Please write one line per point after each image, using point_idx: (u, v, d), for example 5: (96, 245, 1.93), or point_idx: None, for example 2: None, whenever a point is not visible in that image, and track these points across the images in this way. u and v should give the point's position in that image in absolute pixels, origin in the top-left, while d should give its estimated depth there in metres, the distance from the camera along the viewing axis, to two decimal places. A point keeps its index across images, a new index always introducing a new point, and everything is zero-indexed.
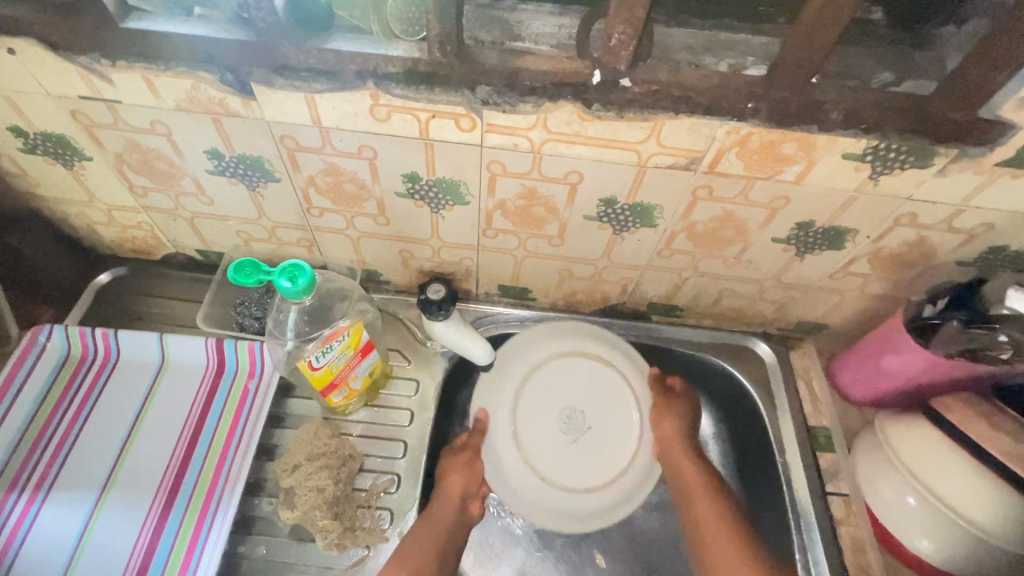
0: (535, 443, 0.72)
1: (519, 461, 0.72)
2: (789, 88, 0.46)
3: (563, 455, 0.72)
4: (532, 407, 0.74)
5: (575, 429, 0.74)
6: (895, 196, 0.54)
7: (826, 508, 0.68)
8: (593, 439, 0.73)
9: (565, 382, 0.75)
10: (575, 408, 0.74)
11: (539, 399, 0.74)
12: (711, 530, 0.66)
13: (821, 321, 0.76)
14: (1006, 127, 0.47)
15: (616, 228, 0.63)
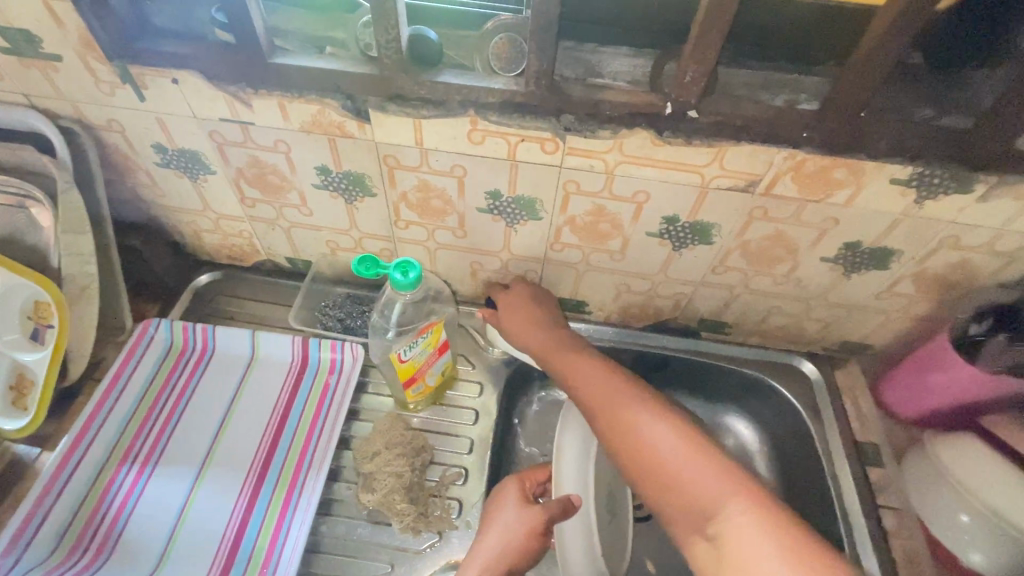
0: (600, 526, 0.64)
1: (588, 545, 0.62)
2: (841, 120, 0.53)
3: (610, 539, 0.66)
4: (597, 483, 0.66)
5: (614, 508, 0.69)
6: (938, 219, 0.59)
7: (877, 519, 0.70)
8: (623, 522, 0.69)
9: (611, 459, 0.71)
10: (616, 492, 0.70)
11: (602, 474, 0.67)
12: (603, 402, 0.63)
13: (865, 342, 0.79)
14: None
15: (675, 244, 0.69)
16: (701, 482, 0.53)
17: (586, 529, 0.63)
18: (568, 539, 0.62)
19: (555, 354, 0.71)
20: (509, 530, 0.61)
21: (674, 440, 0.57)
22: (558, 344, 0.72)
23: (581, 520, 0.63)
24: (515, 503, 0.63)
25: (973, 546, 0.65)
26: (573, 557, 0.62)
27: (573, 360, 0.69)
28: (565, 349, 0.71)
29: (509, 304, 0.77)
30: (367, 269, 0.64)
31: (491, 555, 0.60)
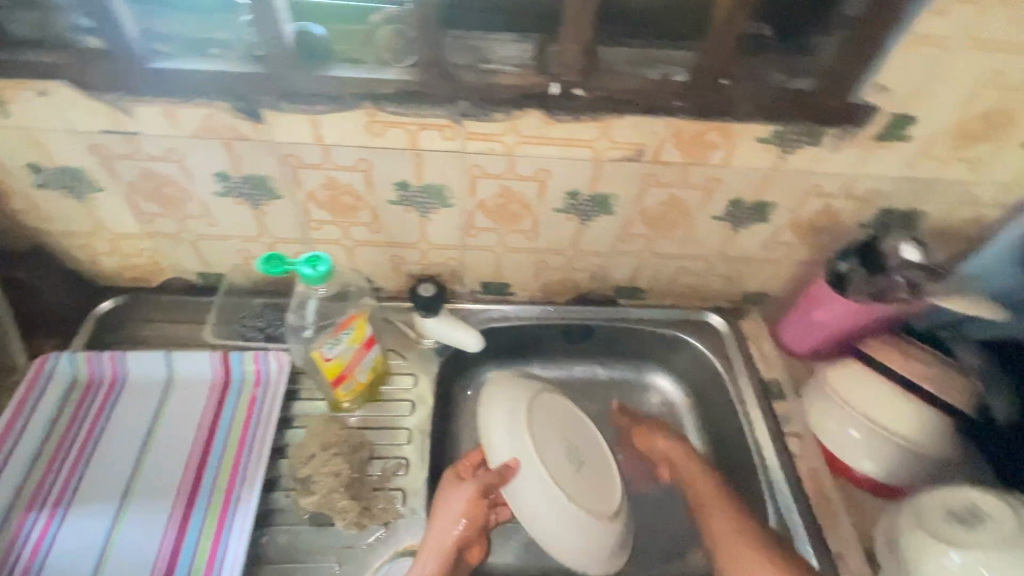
0: (558, 477, 0.65)
1: (552, 499, 0.64)
2: (706, 88, 0.59)
3: (583, 490, 0.67)
4: (540, 439, 0.68)
5: (577, 459, 0.70)
6: (801, 171, 0.67)
7: (785, 446, 0.78)
8: (596, 469, 0.71)
9: (554, 412, 0.72)
10: (573, 443, 0.71)
11: (544, 429, 0.69)
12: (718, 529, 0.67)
13: (761, 291, 0.88)
14: (873, 109, 0.60)
15: (581, 217, 0.73)
16: None
17: (541, 486, 0.64)
18: (524, 500, 0.64)
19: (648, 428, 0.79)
20: (455, 510, 0.66)
21: None
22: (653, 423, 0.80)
23: (533, 479, 0.64)
24: (455, 480, 0.69)
25: (864, 455, 0.73)
26: (540, 516, 0.63)
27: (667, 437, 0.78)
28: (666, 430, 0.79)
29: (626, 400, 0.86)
30: (277, 267, 0.61)
31: (441, 530, 0.65)
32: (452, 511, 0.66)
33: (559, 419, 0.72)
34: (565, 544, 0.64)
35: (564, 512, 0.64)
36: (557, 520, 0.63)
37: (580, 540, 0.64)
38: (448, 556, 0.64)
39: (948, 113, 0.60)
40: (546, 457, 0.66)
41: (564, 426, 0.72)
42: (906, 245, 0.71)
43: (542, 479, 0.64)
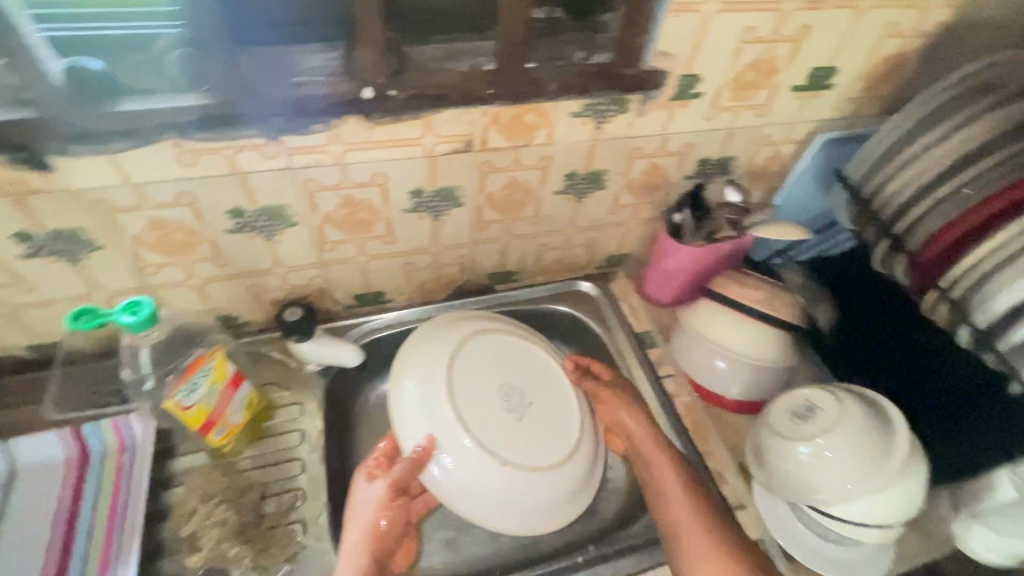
0: (493, 443, 0.65)
1: (483, 459, 0.64)
2: (512, 73, 0.62)
3: (523, 441, 0.67)
4: (470, 405, 0.67)
5: (518, 407, 0.70)
6: (619, 137, 0.73)
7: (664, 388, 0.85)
8: (542, 413, 0.71)
9: (490, 375, 0.71)
10: (515, 390, 0.71)
11: (474, 386, 0.69)
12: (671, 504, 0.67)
13: (622, 252, 0.94)
14: (663, 73, 0.67)
15: (432, 213, 0.75)
16: None
17: (467, 446, 0.64)
18: (450, 478, 0.63)
19: (618, 406, 0.76)
20: (372, 511, 0.64)
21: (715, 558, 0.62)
22: (621, 398, 0.76)
23: (455, 455, 0.64)
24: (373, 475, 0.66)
25: (728, 381, 0.81)
26: (469, 488, 0.63)
27: (636, 419, 0.74)
28: (636, 411, 0.75)
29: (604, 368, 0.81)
30: (87, 322, 0.58)
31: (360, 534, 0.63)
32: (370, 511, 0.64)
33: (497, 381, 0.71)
34: (501, 513, 0.64)
35: (498, 477, 0.64)
36: (491, 476, 0.64)
37: (519, 505, 0.64)
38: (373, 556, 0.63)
39: (725, 69, 0.68)
40: (475, 418, 0.66)
41: (505, 383, 0.71)
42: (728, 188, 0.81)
43: (469, 450, 0.63)
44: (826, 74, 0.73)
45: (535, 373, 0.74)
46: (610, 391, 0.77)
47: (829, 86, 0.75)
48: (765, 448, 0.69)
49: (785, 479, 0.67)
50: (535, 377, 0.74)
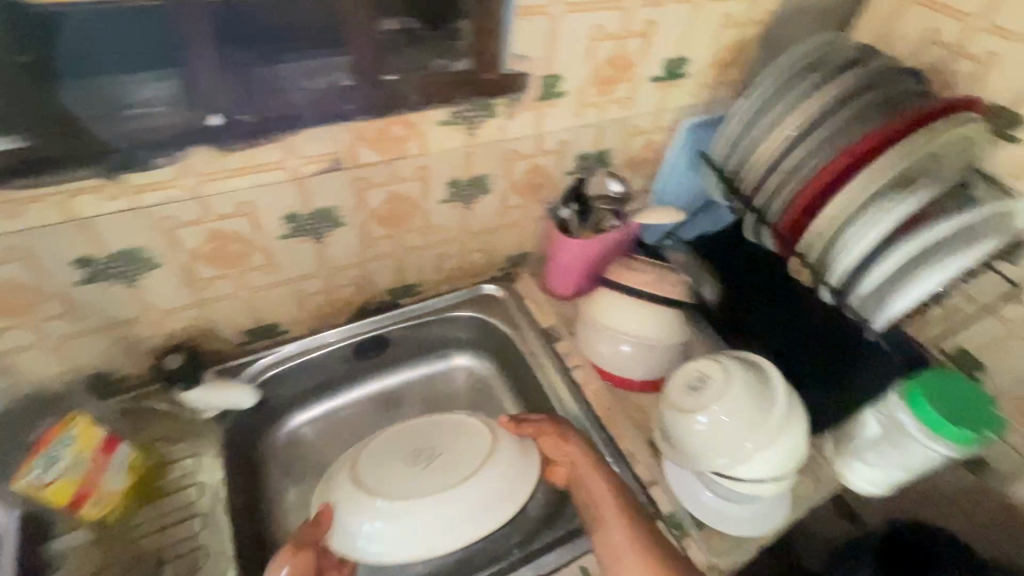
0: (389, 487, 0.69)
1: (376, 506, 0.67)
2: (370, 86, 0.61)
3: (422, 479, 0.70)
4: (374, 468, 0.72)
5: (424, 456, 0.73)
6: (494, 140, 0.74)
7: (575, 379, 0.86)
8: (449, 453, 0.73)
9: (400, 432, 0.77)
10: (423, 442, 0.76)
11: (381, 451, 0.74)
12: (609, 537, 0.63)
13: (521, 251, 0.96)
14: (525, 75, 0.68)
15: (313, 236, 0.72)
16: None
17: (366, 501, 0.68)
18: (350, 526, 0.67)
19: (564, 451, 0.72)
20: None
21: None
22: (565, 442, 0.72)
23: (349, 506, 0.68)
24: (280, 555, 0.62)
25: (633, 365, 0.84)
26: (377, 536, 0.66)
27: (580, 464, 0.70)
28: (580, 454, 0.71)
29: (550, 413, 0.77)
30: None
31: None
32: None
33: (406, 433, 0.77)
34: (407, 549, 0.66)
35: (395, 515, 0.67)
36: (386, 515, 0.67)
37: (422, 535, 0.66)
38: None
39: (583, 66, 0.71)
40: (376, 478, 0.71)
41: (414, 443, 0.76)
42: (610, 181, 0.85)
43: (364, 503, 0.68)
44: (678, 64, 0.78)
45: (450, 420, 0.78)
46: (553, 434, 0.73)
47: (684, 75, 0.80)
48: (675, 427, 0.72)
49: (696, 449, 0.70)
50: (447, 428, 0.77)
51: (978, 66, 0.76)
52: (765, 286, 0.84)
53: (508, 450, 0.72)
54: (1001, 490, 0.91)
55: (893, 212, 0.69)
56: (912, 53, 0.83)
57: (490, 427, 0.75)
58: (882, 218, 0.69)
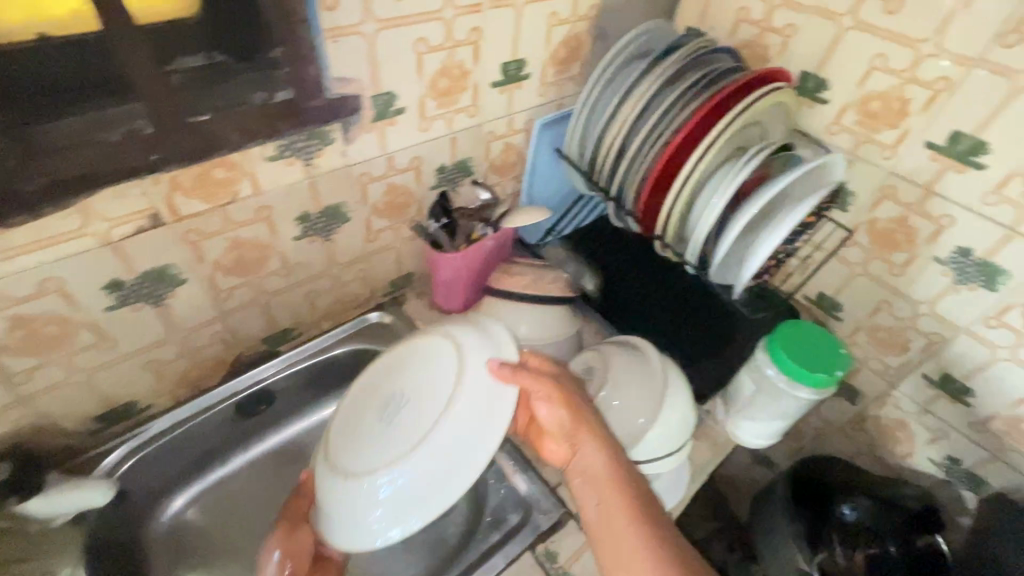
0: (360, 457, 0.62)
1: (334, 472, 0.62)
2: (176, 129, 0.55)
3: (383, 438, 0.63)
4: (349, 426, 0.67)
5: (393, 407, 0.66)
6: (337, 169, 0.70)
7: None
8: (416, 403, 0.65)
9: (368, 398, 0.69)
10: (397, 392, 0.68)
11: (361, 405, 0.68)
12: (605, 517, 0.57)
13: (402, 273, 0.93)
14: (354, 97, 0.65)
15: (150, 301, 0.66)
16: None
17: (332, 465, 0.63)
18: (324, 492, 0.62)
19: (563, 419, 0.63)
20: None
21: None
22: (571, 421, 0.63)
23: (325, 470, 0.64)
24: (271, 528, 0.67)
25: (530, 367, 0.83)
26: (354, 515, 0.59)
27: (589, 456, 0.60)
28: (579, 425, 0.63)
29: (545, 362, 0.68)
30: None
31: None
32: None
33: (369, 393, 0.69)
34: (390, 519, 0.58)
35: (355, 478, 0.61)
36: (345, 486, 0.61)
37: (405, 500, 0.58)
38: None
39: (416, 81, 0.69)
40: (349, 437, 0.65)
41: (390, 391, 0.68)
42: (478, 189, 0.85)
43: (330, 468, 0.63)
44: (516, 67, 0.79)
45: (418, 362, 0.69)
46: (542, 387, 0.63)
47: (525, 77, 0.81)
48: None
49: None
50: (423, 371, 0.68)
51: (783, 38, 0.84)
52: (635, 280, 0.89)
53: (480, 377, 0.63)
54: (872, 411, 1.01)
55: (731, 186, 0.72)
56: (730, 31, 0.89)
57: (461, 352, 0.66)
58: (721, 195, 0.73)
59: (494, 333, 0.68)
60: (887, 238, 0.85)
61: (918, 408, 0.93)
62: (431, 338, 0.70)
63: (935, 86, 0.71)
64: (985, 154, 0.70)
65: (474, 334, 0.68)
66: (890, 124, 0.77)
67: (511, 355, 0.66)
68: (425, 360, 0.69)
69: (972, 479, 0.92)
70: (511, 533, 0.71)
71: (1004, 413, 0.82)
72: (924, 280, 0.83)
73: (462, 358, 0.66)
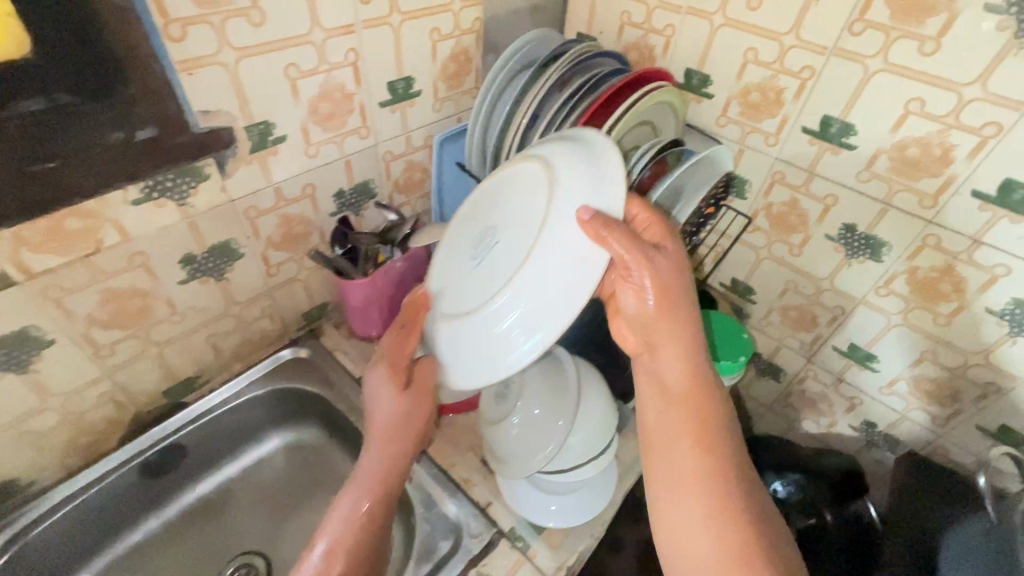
0: (453, 301, 0.66)
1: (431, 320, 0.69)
2: (14, 183, 0.50)
3: (472, 281, 0.65)
4: (448, 263, 0.71)
5: (483, 243, 0.66)
6: (219, 205, 0.67)
7: None
8: (506, 244, 0.63)
9: (470, 225, 0.70)
10: (493, 224, 0.67)
11: (461, 238, 0.71)
12: (671, 415, 0.60)
13: (315, 304, 0.90)
14: (224, 129, 0.62)
15: (13, 367, 0.60)
16: (678, 518, 0.56)
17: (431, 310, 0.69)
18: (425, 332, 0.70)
19: (649, 323, 0.61)
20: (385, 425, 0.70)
21: (689, 472, 0.57)
22: (657, 316, 0.60)
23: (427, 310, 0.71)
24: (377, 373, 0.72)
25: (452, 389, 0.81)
26: (453, 355, 0.64)
27: (672, 374, 0.61)
28: (666, 318, 0.60)
29: (655, 229, 0.62)
30: None
31: (386, 425, 0.70)
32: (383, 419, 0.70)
33: (478, 226, 0.69)
34: (477, 367, 0.61)
35: (445, 321, 0.66)
36: (435, 332, 0.67)
37: (492, 350, 0.59)
38: (384, 466, 0.67)
39: (294, 108, 0.67)
40: (447, 274, 0.70)
41: (486, 223, 0.68)
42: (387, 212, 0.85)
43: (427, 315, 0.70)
44: (405, 85, 0.77)
45: (518, 195, 0.64)
46: (636, 264, 0.57)
47: (416, 94, 0.80)
48: (501, 441, 0.72)
49: (515, 456, 0.70)
50: (520, 204, 0.64)
51: (666, 38, 0.86)
52: None
53: (571, 226, 0.57)
54: (795, 387, 1.05)
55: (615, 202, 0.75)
56: (617, 35, 0.92)
57: (557, 188, 0.59)
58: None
59: (602, 168, 0.59)
60: (784, 221, 0.89)
61: (834, 379, 0.98)
62: (533, 165, 0.64)
63: (802, 75, 0.75)
64: (854, 135, 0.74)
65: (579, 166, 0.59)
66: (770, 113, 0.81)
67: (614, 203, 0.57)
68: (524, 196, 0.64)
69: (888, 441, 0.97)
70: (440, 562, 0.68)
71: (906, 375, 0.87)
72: (821, 258, 0.87)
73: (552, 197, 0.60)
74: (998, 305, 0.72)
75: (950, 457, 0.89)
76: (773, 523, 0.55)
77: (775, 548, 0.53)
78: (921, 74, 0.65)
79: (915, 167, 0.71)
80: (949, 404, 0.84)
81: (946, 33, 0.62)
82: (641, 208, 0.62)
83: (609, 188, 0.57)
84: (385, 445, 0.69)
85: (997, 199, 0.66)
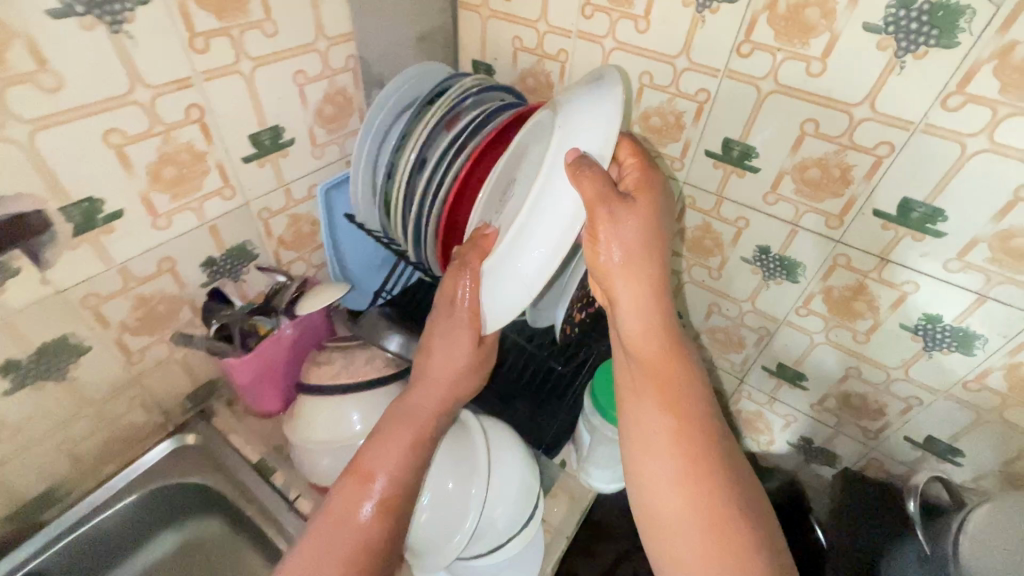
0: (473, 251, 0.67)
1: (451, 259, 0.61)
2: None
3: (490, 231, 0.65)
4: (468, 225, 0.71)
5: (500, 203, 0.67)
6: (42, 299, 0.56)
7: (296, 515, 0.73)
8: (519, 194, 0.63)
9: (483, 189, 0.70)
10: (508, 183, 0.67)
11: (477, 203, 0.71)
12: (647, 374, 0.56)
13: (200, 384, 0.79)
14: (29, 213, 0.52)
15: None
16: (658, 485, 0.52)
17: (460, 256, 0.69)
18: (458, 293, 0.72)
19: (612, 283, 0.57)
20: (439, 371, 0.64)
21: (665, 436, 0.53)
22: (625, 267, 0.56)
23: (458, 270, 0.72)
24: (441, 325, 0.63)
25: None
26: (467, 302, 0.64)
27: (638, 335, 0.57)
28: (633, 274, 0.56)
29: (635, 179, 0.59)
30: None
31: (440, 375, 0.64)
32: (444, 363, 0.64)
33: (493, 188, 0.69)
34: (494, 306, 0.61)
35: None
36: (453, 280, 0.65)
37: (499, 285, 0.59)
38: (434, 407, 0.63)
39: (126, 178, 0.57)
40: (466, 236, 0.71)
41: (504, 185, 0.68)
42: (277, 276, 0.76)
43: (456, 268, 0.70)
44: (271, 135, 0.69)
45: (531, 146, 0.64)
46: (599, 221, 0.54)
47: (287, 143, 0.71)
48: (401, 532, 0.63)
49: (426, 547, 0.62)
50: (534, 156, 0.63)
51: (560, 64, 0.81)
52: None
53: (559, 160, 0.55)
54: (732, 406, 1.03)
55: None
56: (512, 61, 0.86)
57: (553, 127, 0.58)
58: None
59: (604, 103, 0.55)
60: (700, 245, 0.85)
61: (767, 398, 0.95)
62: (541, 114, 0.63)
63: (698, 98, 0.71)
64: (755, 158, 0.71)
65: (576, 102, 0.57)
66: (672, 137, 0.77)
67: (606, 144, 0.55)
68: (535, 150, 0.63)
69: (825, 455, 0.95)
70: None
71: (834, 392, 0.85)
72: (740, 280, 0.84)
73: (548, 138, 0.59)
74: (911, 321, 0.70)
75: (884, 469, 0.88)
76: (747, 488, 0.52)
77: (757, 520, 0.50)
78: (811, 94, 0.63)
79: (818, 188, 0.68)
80: (877, 417, 0.83)
81: (830, 54, 0.59)
82: (633, 162, 0.61)
83: (600, 127, 0.55)
84: (434, 391, 0.64)
85: (898, 218, 0.64)
